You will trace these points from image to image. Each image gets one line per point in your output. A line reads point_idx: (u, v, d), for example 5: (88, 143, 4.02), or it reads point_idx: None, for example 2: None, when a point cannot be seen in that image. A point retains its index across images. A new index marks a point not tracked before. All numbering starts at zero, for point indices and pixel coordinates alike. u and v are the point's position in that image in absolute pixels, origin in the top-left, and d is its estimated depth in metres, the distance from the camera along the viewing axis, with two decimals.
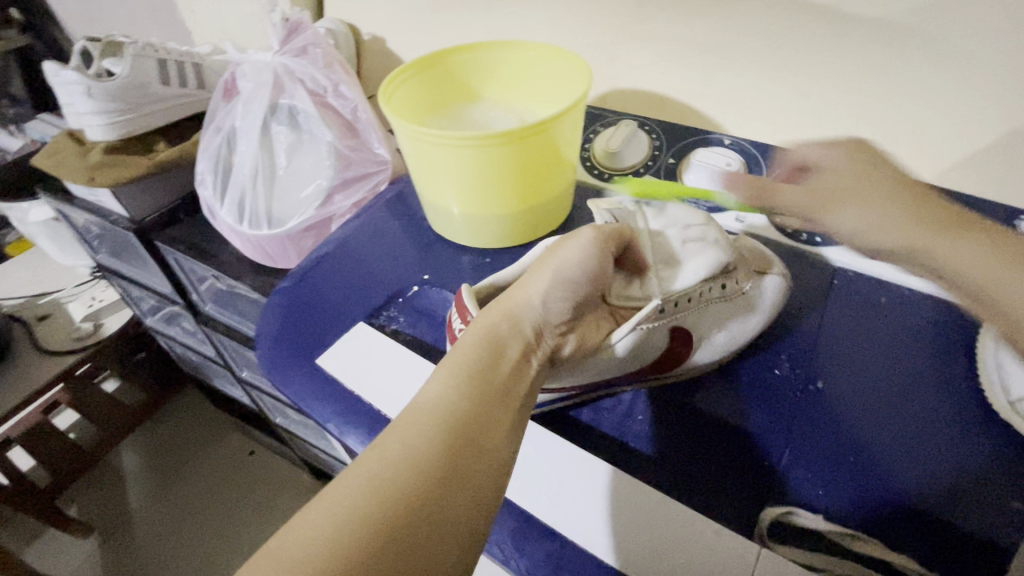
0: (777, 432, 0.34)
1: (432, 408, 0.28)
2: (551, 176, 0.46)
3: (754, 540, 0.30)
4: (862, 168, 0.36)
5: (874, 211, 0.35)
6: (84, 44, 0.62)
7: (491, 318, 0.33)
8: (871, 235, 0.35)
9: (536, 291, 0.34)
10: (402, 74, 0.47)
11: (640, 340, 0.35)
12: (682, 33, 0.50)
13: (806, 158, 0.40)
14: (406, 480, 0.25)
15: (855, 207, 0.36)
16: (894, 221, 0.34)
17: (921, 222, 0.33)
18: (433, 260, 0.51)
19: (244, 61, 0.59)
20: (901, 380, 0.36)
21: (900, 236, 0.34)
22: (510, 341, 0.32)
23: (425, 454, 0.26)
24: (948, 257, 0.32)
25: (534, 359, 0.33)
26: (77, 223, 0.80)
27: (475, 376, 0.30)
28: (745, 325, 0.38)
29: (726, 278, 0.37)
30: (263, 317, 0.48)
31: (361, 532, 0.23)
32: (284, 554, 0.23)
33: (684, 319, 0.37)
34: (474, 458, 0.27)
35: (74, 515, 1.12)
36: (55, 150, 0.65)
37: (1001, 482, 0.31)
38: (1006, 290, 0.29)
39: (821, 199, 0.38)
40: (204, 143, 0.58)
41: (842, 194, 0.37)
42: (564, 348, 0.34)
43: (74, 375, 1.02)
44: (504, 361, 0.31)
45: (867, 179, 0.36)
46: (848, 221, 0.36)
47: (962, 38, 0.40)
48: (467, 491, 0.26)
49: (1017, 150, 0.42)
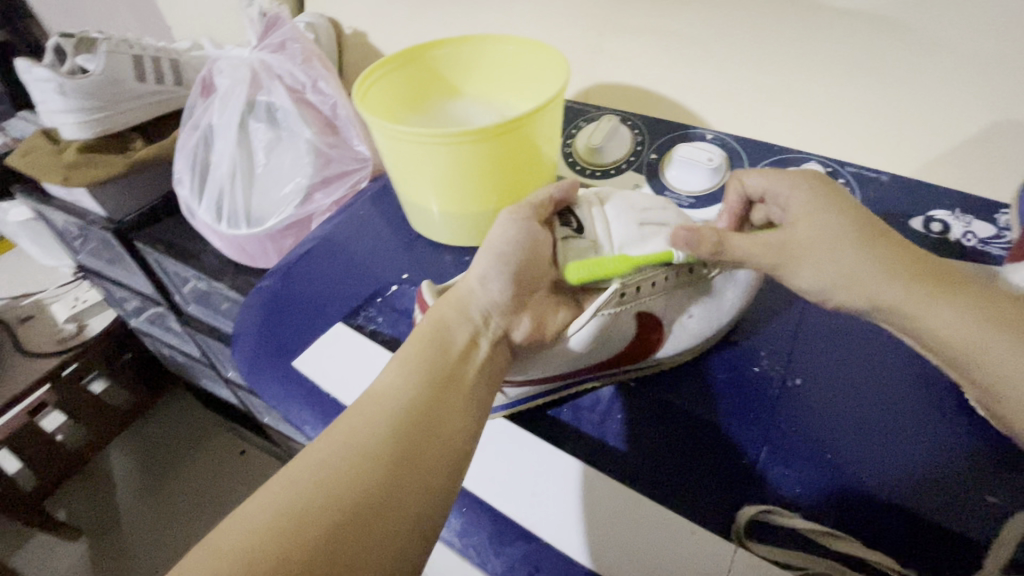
0: (754, 428, 0.34)
1: (384, 400, 0.29)
2: (531, 173, 0.45)
3: (731, 538, 0.30)
4: (821, 222, 0.32)
5: (841, 264, 0.31)
6: (57, 40, 0.60)
7: (440, 310, 0.35)
8: (833, 293, 0.32)
9: (480, 277, 0.36)
10: (378, 70, 0.46)
11: (602, 326, 0.35)
12: (664, 27, 0.49)
13: (760, 191, 0.37)
14: (352, 466, 0.26)
15: (812, 263, 0.32)
16: (873, 277, 0.30)
17: (918, 282, 0.30)
18: (413, 258, 0.50)
19: (220, 57, 0.58)
20: (880, 377, 0.35)
21: (866, 293, 0.31)
22: (456, 326, 0.34)
23: (372, 441, 0.27)
24: (938, 326, 0.29)
25: (484, 341, 0.34)
26: (57, 223, 0.79)
27: (426, 368, 0.31)
28: (717, 308, 0.37)
29: (689, 263, 0.36)
30: (240, 318, 0.48)
31: (302, 512, 0.24)
32: (231, 539, 0.23)
33: (649, 305, 0.36)
34: (422, 444, 0.28)
35: (62, 517, 1.11)
36: (29, 150, 0.63)
37: (977, 477, 0.30)
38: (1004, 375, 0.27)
39: (773, 249, 0.33)
40: (180, 140, 0.57)
41: (801, 253, 0.32)
42: (516, 330, 0.36)
43: (59, 376, 1.01)
44: (453, 348, 0.33)
45: (825, 230, 0.32)
46: (807, 279, 0.33)
47: (941, 31, 0.39)
48: (414, 476, 0.26)
49: (997, 144, 0.41)
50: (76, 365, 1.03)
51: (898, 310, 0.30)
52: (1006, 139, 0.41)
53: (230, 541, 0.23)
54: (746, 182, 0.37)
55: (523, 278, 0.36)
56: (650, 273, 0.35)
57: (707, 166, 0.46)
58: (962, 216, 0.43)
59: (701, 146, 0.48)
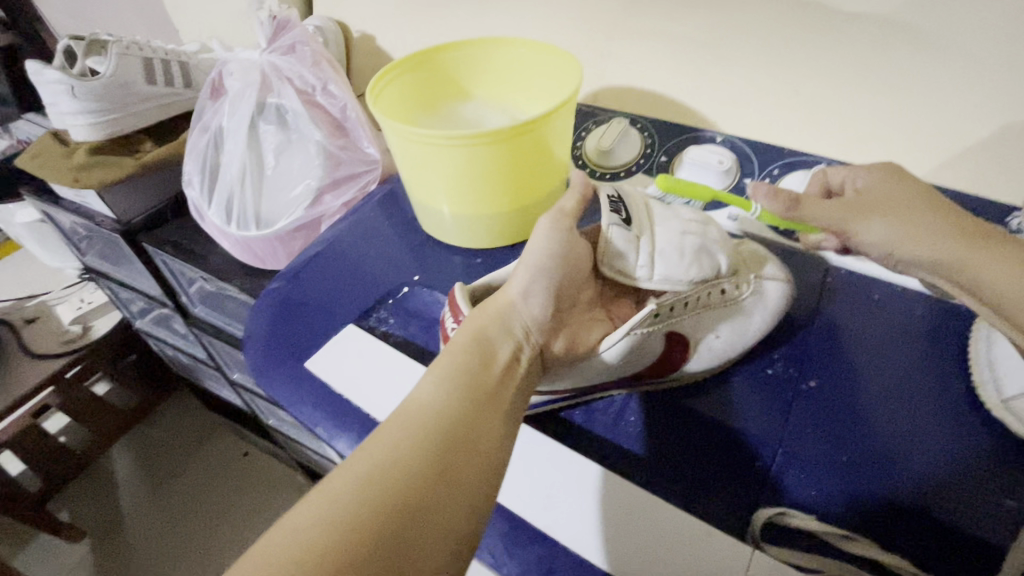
0: (771, 432, 0.34)
1: (423, 411, 0.29)
2: (541, 175, 0.45)
3: (748, 542, 0.29)
4: (900, 185, 0.36)
5: (919, 222, 0.34)
6: (68, 41, 0.60)
7: (481, 319, 0.34)
8: (897, 247, 0.35)
9: (522, 293, 0.35)
10: (390, 72, 0.46)
11: (634, 345, 0.34)
12: (674, 30, 0.50)
13: (839, 180, 0.39)
14: (392, 483, 0.25)
15: (883, 220, 0.35)
16: (933, 233, 0.33)
17: (960, 240, 0.33)
18: (425, 261, 0.50)
19: (231, 59, 0.58)
20: (895, 379, 0.35)
21: (931, 252, 0.33)
22: (500, 340, 0.33)
23: (414, 457, 0.26)
24: (988, 279, 0.31)
25: (525, 354, 0.34)
26: (65, 225, 0.79)
27: (463, 381, 0.30)
28: (744, 330, 0.37)
29: (721, 282, 0.37)
30: (254, 317, 0.48)
31: (343, 527, 0.23)
32: (275, 545, 0.23)
33: (681, 324, 0.37)
34: (463, 462, 0.27)
35: (65, 519, 1.11)
36: (39, 150, 0.63)
37: (993, 479, 0.30)
38: (998, 289, 0.31)
39: (851, 210, 0.36)
40: (191, 142, 0.57)
41: (881, 207, 0.35)
42: (553, 344, 0.36)
43: (64, 378, 1.01)
44: (495, 365, 0.32)
45: (894, 193, 0.36)
46: (881, 232, 0.35)
47: (954, 37, 0.40)
48: (454, 494, 0.26)
49: (1010, 146, 0.41)
50: (80, 366, 1.03)
51: (956, 266, 0.32)
52: (1020, 141, 0.41)
53: (274, 545, 0.23)
54: (829, 173, 0.40)
55: (561, 297, 0.37)
56: (683, 293, 0.36)
57: (717, 169, 0.46)
58: (973, 219, 0.42)
59: (713, 149, 0.48)
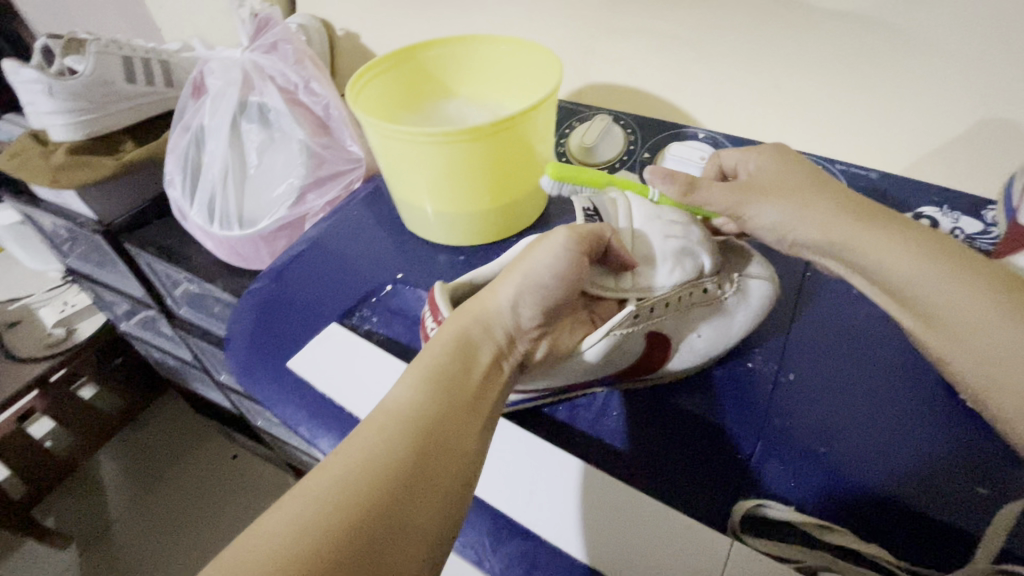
0: (750, 426, 0.34)
1: (400, 411, 0.28)
2: (523, 172, 0.45)
3: (727, 532, 0.30)
4: (785, 172, 0.35)
5: (819, 206, 0.33)
6: (45, 40, 0.59)
7: (463, 322, 0.33)
8: (791, 229, 0.34)
9: (511, 301, 0.34)
10: (370, 70, 0.46)
11: (614, 346, 0.34)
12: (655, 27, 0.50)
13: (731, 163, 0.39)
14: (366, 483, 0.25)
15: (779, 201, 0.34)
16: (833, 217, 0.32)
17: (846, 218, 0.32)
18: (408, 259, 0.50)
19: (211, 57, 0.57)
20: (872, 373, 0.36)
21: (822, 231, 0.33)
22: (482, 344, 0.33)
23: (388, 457, 0.26)
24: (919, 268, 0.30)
25: (505, 364, 0.33)
26: (46, 227, 0.78)
27: (441, 380, 0.30)
28: (726, 330, 0.37)
29: (704, 281, 0.37)
30: (236, 317, 0.47)
31: (315, 530, 0.23)
32: (251, 548, 0.23)
33: (663, 325, 0.36)
34: (439, 460, 0.27)
35: (51, 525, 1.10)
36: (17, 151, 0.62)
37: (967, 469, 0.31)
38: (906, 275, 0.30)
39: (739, 188, 0.35)
40: (172, 142, 0.57)
41: (763, 190, 0.34)
42: (537, 351, 0.35)
43: (48, 382, 1.00)
44: (474, 366, 0.32)
45: (786, 177, 0.35)
46: (773, 214, 0.34)
47: (931, 33, 0.40)
48: (428, 491, 0.26)
49: (984, 140, 0.42)
50: (64, 370, 1.02)
51: (849, 248, 0.32)
52: (993, 135, 0.42)
53: (252, 547, 0.23)
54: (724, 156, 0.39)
55: (553, 309, 0.35)
56: (665, 294, 0.36)
57: (698, 164, 0.47)
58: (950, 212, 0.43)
59: (694, 145, 0.48)
